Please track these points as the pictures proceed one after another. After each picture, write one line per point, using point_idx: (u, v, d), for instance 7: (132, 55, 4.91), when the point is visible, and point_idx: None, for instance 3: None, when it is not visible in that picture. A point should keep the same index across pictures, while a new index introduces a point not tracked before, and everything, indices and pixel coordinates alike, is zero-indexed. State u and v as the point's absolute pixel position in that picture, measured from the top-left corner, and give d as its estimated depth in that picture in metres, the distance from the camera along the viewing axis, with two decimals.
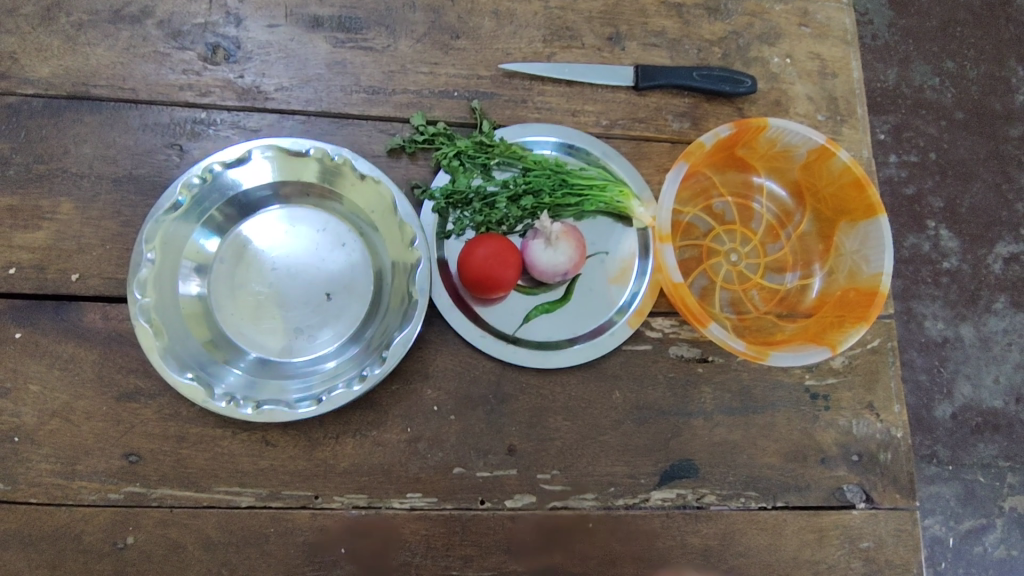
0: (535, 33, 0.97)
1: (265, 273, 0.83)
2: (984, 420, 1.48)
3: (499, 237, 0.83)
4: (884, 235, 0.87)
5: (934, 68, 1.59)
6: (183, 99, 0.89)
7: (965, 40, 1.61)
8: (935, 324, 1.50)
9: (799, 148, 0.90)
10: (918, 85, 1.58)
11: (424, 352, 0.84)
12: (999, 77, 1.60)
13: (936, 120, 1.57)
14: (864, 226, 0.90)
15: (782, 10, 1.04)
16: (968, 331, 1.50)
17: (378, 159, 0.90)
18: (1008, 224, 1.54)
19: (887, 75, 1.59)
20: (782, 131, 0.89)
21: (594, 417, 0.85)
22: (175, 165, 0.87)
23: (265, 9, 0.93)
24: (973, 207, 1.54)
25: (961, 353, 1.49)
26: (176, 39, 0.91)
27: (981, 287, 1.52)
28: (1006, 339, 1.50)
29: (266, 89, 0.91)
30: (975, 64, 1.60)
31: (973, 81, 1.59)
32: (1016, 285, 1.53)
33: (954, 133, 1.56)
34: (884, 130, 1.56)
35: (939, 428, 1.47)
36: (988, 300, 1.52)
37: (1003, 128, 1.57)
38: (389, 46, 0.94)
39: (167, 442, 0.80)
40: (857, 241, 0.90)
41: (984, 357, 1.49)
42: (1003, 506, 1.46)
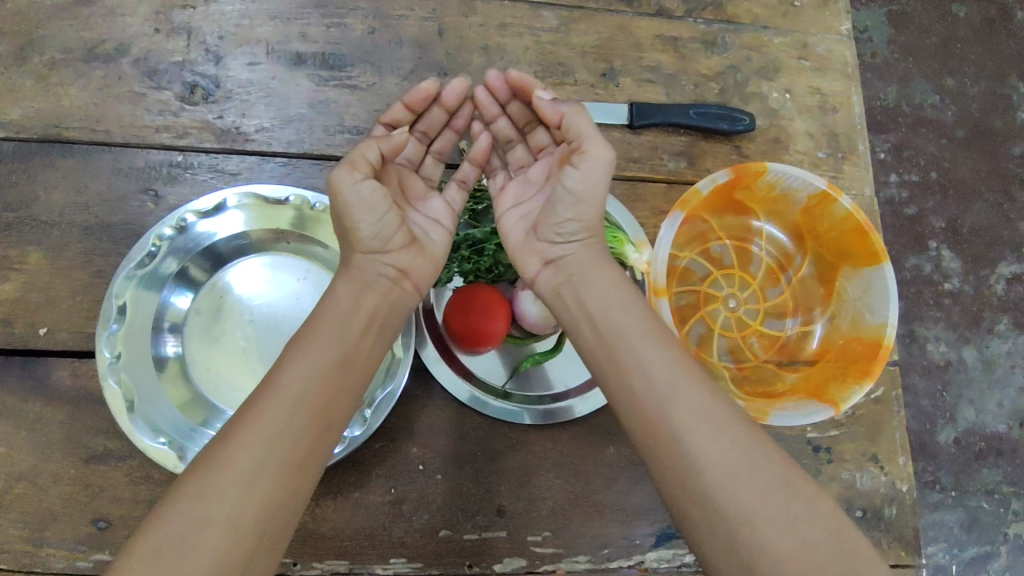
0: (526, 69, 0.94)
1: (242, 326, 0.81)
2: (988, 445, 1.39)
3: (487, 288, 0.79)
4: (889, 285, 0.83)
5: (936, 85, 1.52)
6: (159, 141, 0.86)
7: (967, 57, 1.55)
8: (936, 347, 1.42)
9: (799, 193, 0.87)
10: (919, 103, 1.52)
11: (409, 408, 0.80)
12: (1001, 95, 1.53)
13: (937, 139, 1.50)
14: (866, 273, 0.86)
15: (781, 42, 1.01)
16: (970, 354, 1.42)
17: None
18: (1009, 243, 1.47)
19: (887, 93, 1.52)
20: (781, 175, 0.85)
21: (588, 474, 0.81)
22: (150, 212, 0.84)
23: (245, 46, 0.90)
24: (973, 227, 1.47)
25: (965, 377, 1.41)
26: (152, 78, 0.88)
27: (984, 309, 1.45)
28: (1010, 361, 1.43)
29: (246, 130, 0.87)
30: (977, 81, 1.53)
31: (974, 100, 1.52)
32: (1019, 306, 1.46)
33: (955, 152, 1.49)
34: (885, 148, 1.50)
35: (942, 454, 1.37)
36: (991, 321, 1.45)
37: (1004, 146, 1.51)
38: (375, 84, 0.90)
39: (138, 507, 0.76)
40: (859, 288, 0.87)
41: (988, 381, 1.42)
42: (1007, 532, 1.36)
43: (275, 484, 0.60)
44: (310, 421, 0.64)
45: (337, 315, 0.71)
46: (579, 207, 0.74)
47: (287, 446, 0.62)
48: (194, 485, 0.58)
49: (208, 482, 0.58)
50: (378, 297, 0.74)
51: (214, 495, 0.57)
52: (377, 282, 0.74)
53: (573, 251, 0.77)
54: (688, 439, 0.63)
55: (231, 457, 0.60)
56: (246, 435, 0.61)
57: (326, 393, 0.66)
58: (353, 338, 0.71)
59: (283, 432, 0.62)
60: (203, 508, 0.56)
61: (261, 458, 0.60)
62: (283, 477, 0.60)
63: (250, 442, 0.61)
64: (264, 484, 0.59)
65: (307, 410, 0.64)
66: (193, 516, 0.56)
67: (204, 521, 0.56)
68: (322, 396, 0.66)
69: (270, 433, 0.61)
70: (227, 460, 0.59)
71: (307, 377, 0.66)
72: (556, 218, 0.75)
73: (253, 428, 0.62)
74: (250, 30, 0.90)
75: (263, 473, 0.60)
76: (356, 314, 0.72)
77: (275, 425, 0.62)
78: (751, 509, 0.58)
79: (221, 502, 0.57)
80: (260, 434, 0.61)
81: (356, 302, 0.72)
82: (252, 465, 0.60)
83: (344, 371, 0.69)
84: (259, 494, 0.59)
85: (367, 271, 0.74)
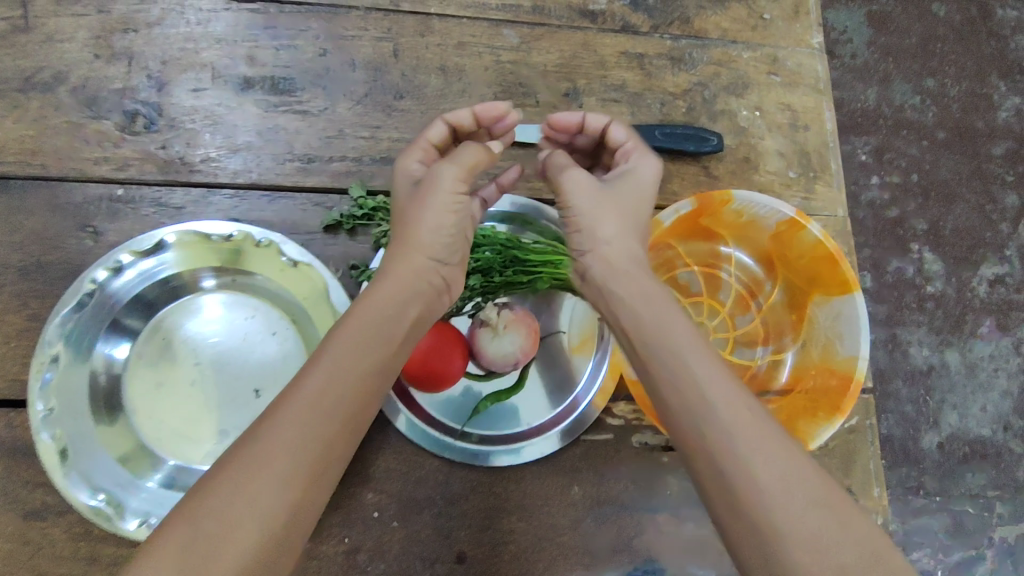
0: (486, 90, 0.91)
1: (185, 369, 0.77)
2: (971, 448, 1.30)
3: (442, 328, 0.76)
4: (860, 316, 0.80)
5: (916, 85, 1.44)
6: (98, 174, 0.81)
7: (948, 57, 1.46)
8: (920, 349, 1.33)
9: (768, 219, 0.83)
10: (899, 104, 1.43)
11: (364, 453, 0.77)
12: (981, 94, 1.46)
13: (918, 140, 1.42)
14: (836, 303, 0.83)
15: (751, 57, 0.98)
16: (954, 358, 1.33)
17: (313, 236, 0.83)
18: (992, 245, 1.40)
19: (867, 95, 1.42)
20: (748, 202, 0.82)
21: (551, 516, 0.79)
22: (89, 249, 0.80)
23: (190, 71, 0.86)
24: (956, 228, 1.40)
25: (948, 381, 1.32)
26: (91, 108, 0.83)
27: (966, 312, 1.36)
28: (993, 365, 1.35)
29: (192, 160, 0.83)
30: (956, 83, 1.46)
31: (954, 100, 1.45)
32: (1001, 308, 1.38)
33: (937, 154, 1.42)
34: (866, 151, 1.40)
35: (925, 459, 1.28)
36: (974, 324, 1.36)
37: (985, 146, 1.44)
38: (326, 109, 0.87)
39: (78, 564, 0.72)
40: (829, 317, 0.84)
41: (970, 385, 1.33)
42: (992, 537, 1.26)
43: (307, 494, 0.55)
44: (346, 427, 0.58)
45: (380, 316, 0.64)
46: (633, 189, 0.72)
47: (322, 454, 0.56)
48: (220, 489, 0.53)
49: (235, 485, 0.53)
50: (420, 303, 0.68)
51: (242, 499, 0.53)
52: (428, 289, 0.69)
53: (626, 233, 0.69)
54: (730, 454, 0.55)
55: (261, 461, 0.54)
56: (275, 437, 0.55)
57: (365, 399, 0.60)
58: (398, 339, 0.64)
59: (317, 435, 0.56)
60: (225, 509, 0.52)
61: (294, 462, 0.55)
62: (316, 487, 0.56)
63: (283, 444, 0.55)
64: (295, 491, 0.54)
65: (344, 413, 0.58)
66: (217, 520, 0.52)
67: (232, 525, 0.52)
68: (361, 400, 0.60)
69: (304, 438, 0.56)
70: (253, 463, 0.54)
71: (344, 376, 0.59)
72: (616, 197, 0.70)
73: (284, 428, 0.56)
74: (195, 54, 0.86)
75: (293, 480, 0.54)
76: (398, 320, 0.65)
77: (310, 428, 0.56)
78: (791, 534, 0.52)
79: (249, 508, 0.52)
80: (290, 435, 0.55)
81: (400, 301, 0.66)
82: (284, 471, 0.54)
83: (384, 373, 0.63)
84: (288, 500, 0.54)
85: (418, 277, 0.68)
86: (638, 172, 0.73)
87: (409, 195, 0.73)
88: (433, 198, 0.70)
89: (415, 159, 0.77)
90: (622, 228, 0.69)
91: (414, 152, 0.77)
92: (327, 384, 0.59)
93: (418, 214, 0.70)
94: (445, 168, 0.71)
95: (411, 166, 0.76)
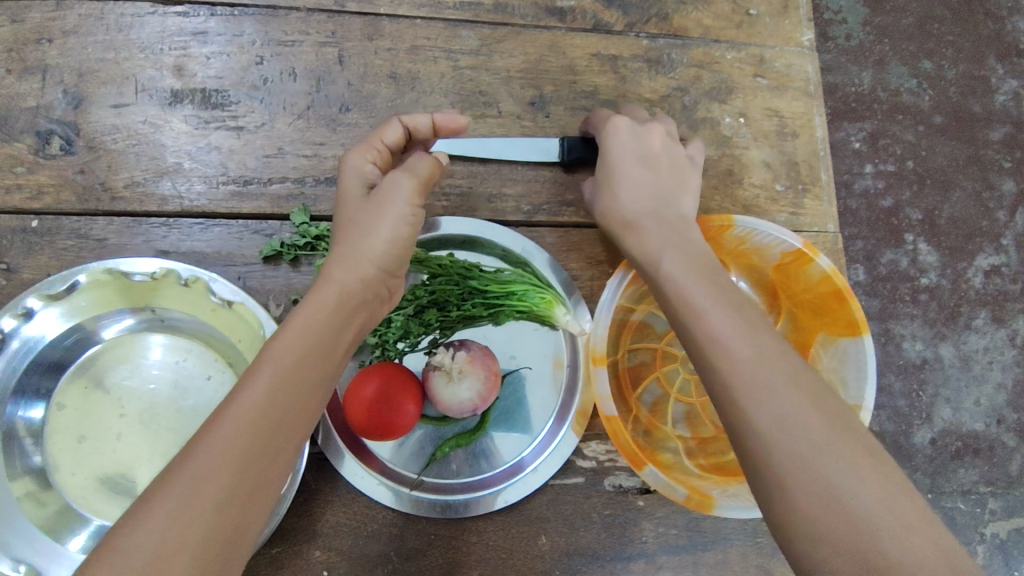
0: (442, 100, 0.82)
1: (114, 419, 0.70)
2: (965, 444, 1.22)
3: (390, 371, 0.68)
4: (868, 362, 0.72)
5: (911, 69, 1.32)
6: (10, 203, 0.74)
7: (944, 39, 1.36)
8: (912, 345, 1.24)
9: (773, 249, 0.75)
10: (893, 89, 1.31)
11: (311, 507, 0.71)
12: (978, 76, 1.36)
13: (915, 125, 1.29)
14: (844, 344, 0.75)
15: (734, 58, 0.90)
16: (948, 351, 1.25)
17: (252, 268, 0.75)
18: (989, 235, 1.30)
19: (861, 79, 1.32)
20: (753, 230, 0.73)
21: (516, 570, 0.73)
22: (1, 289, 0.72)
23: (110, 85, 0.77)
24: (952, 218, 1.29)
25: (941, 375, 1.24)
26: (0, 129, 0.75)
27: (961, 305, 1.26)
28: (988, 357, 1.26)
29: (115, 185, 0.75)
30: (954, 64, 1.35)
31: (951, 83, 1.34)
32: (998, 301, 1.28)
33: (933, 139, 1.30)
34: (859, 138, 1.31)
35: (917, 456, 1.19)
36: (969, 316, 1.26)
37: (983, 131, 1.33)
38: (265, 125, 0.78)
39: None
40: (834, 359, 0.76)
41: (965, 376, 1.24)
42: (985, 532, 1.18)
43: (247, 519, 0.47)
44: (291, 444, 0.51)
45: (328, 321, 0.57)
46: (619, 155, 0.72)
47: (264, 474, 0.49)
48: (151, 515, 0.44)
49: (168, 510, 0.44)
50: (366, 313, 0.61)
51: (176, 526, 0.44)
52: (375, 297, 0.62)
53: (611, 199, 0.72)
54: (799, 451, 0.49)
55: (199, 482, 0.46)
56: (214, 454, 0.47)
57: (308, 412, 0.53)
58: (342, 346, 0.58)
59: (261, 453, 0.49)
60: (156, 539, 0.43)
61: (236, 483, 0.47)
62: (258, 509, 0.48)
63: (221, 461, 0.47)
64: (236, 516, 0.46)
65: (287, 426, 0.51)
66: (147, 550, 0.43)
67: (165, 558, 0.43)
68: (304, 413, 0.53)
69: (248, 454, 0.48)
70: (190, 483, 0.46)
71: (288, 385, 0.52)
72: (604, 168, 0.73)
73: (222, 444, 0.47)
74: (116, 65, 0.78)
75: (235, 504, 0.47)
76: (345, 328, 0.58)
77: (255, 443, 0.48)
78: (865, 541, 0.46)
79: (185, 539, 0.44)
80: (229, 452, 0.47)
81: (351, 307, 0.59)
82: (224, 494, 0.46)
83: (326, 382, 0.56)
84: (228, 526, 0.46)
85: (370, 286, 0.61)
86: (616, 133, 0.73)
87: (361, 201, 0.65)
88: (393, 211, 0.63)
89: (367, 160, 0.68)
90: (608, 196, 0.72)
91: (365, 153, 0.69)
92: (270, 393, 0.51)
93: (371, 225, 0.62)
94: (400, 179, 0.64)
95: (363, 165, 0.68)
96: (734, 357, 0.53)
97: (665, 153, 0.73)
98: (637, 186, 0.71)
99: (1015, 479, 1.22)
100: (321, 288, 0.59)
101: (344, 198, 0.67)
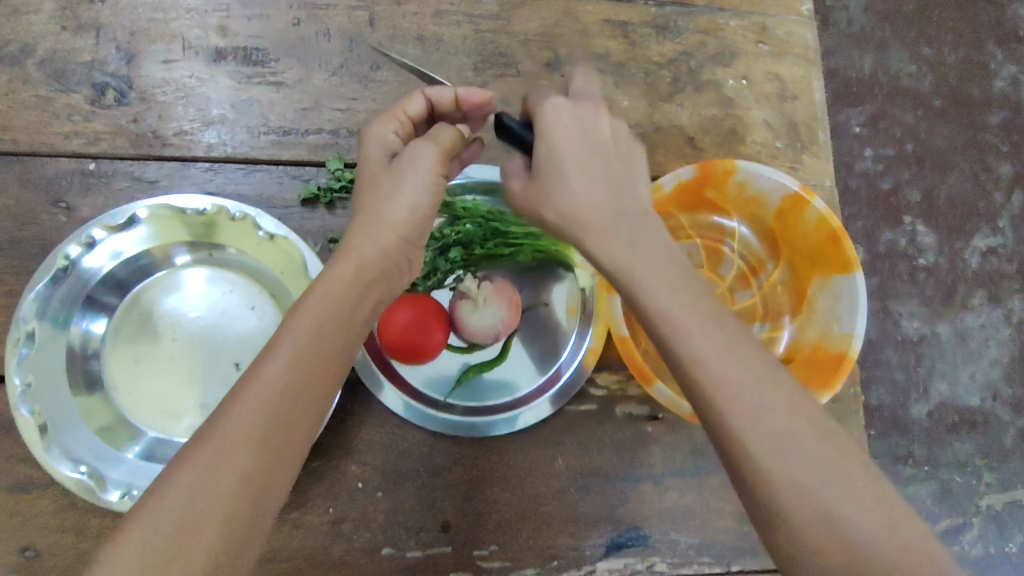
0: (465, 60, 0.88)
1: (166, 344, 0.77)
2: (961, 418, 1.27)
3: (420, 300, 0.75)
4: (859, 295, 0.77)
5: (912, 53, 1.39)
6: (69, 148, 0.80)
7: (944, 24, 1.42)
8: (909, 322, 1.29)
9: (771, 194, 0.81)
10: (895, 72, 1.38)
11: (348, 425, 0.78)
12: (977, 62, 1.42)
13: (913, 109, 1.37)
14: (837, 283, 0.80)
15: (738, 25, 0.95)
16: (944, 328, 1.28)
17: (292, 210, 0.82)
18: (984, 216, 1.35)
19: (862, 62, 1.38)
20: (752, 175, 0.80)
21: (534, 487, 0.79)
22: (62, 225, 0.79)
23: (160, 43, 0.84)
24: (950, 198, 1.34)
25: (938, 351, 1.29)
26: (59, 80, 0.81)
27: (958, 283, 1.31)
28: (983, 335, 1.30)
29: (165, 133, 0.82)
30: (952, 50, 1.41)
31: (951, 68, 1.40)
32: (994, 281, 1.33)
33: (931, 122, 1.36)
34: (859, 120, 1.36)
35: (913, 428, 1.25)
36: (965, 295, 1.31)
37: (981, 114, 1.39)
38: (302, 81, 0.85)
39: (66, 535, 0.75)
40: (830, 298, 0.81)
41: (963, 355, 1.28)
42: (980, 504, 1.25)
43: (267, 484, 0.51)
44: (308, 413, 0.54)
45: (342, 295, 0.58)
46: (554, 140, 0.60)
47: (281, 444, 0.52)
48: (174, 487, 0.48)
49: (190, 483, 0.48)
50: (384, 283, 0.63)
51: (200, 495, 0.48)
52: (393, 269, 0.64)
53: (569, 193, 0.59)
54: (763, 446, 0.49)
55: (219, 455, 0.50)
56: (233, 428, 0.51)
57: (328, 381, 0.56)
58: (360, 316, 0.60)
59: (276, 425, 0.52)
60: (183, 506, 0.48)
61: (253, 455, 0.50)
62: (277, 477, 0.52)
63: (239, 435, 0.50)
64: (256, 481, 0.50)
65: (302, 395, 0.54)
66: (178, 513, 0.47)
67: (193, 522, 0.47)
68: (319, 385, 0.55)
69: (264, 426, 0.51)
70: (210, 457, 0.49)
71: (302, 359, 0.54)
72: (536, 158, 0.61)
73: (238, 421, 0.51)
74: (164, 25, 0.84)
75: (256, 470, 0.50)
76: (360, 301, 0.60)
77: (271, 415, 0.52)
78: (833, 534, 0.47)
79: (210, 505, 0.48)
80: (246, 426, 0.51)
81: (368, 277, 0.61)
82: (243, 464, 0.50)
83: (343, 351, 0.58)
84: (247, 492, 0.49)
85: (389, 256, 0.63)
86: (559, 120, 0.60)
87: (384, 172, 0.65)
88: (415, 177, 0.64)
89: (389, 130, 0.69)
90: (561, 187, 0.59)
91: (388, 122, 0.69)
92: (283, 366, 0.53)
93: (391, 196, 0.63)
94: (423, 147, 0.65)
95: (387, 138, 0.68)
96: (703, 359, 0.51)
97: (614, 138, 0.62)
98: (595, 174, 0.59)
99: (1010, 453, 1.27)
100: (337, 261, 0.61)
101: (367, 169, 0.67)
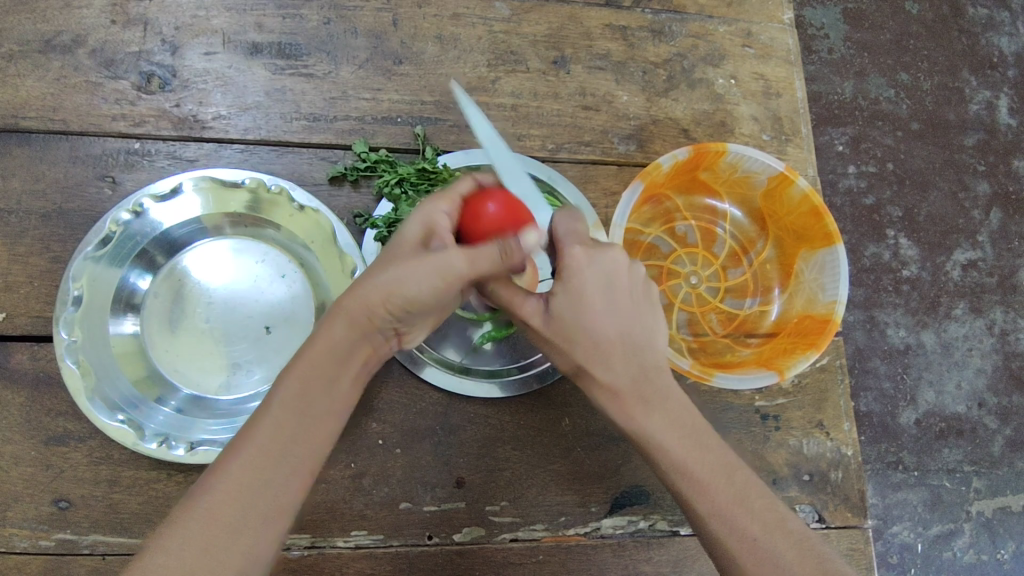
0: (480, 57, 0.96)
1: (202, 307, 0.82)
2: (948, 425, 1.34)
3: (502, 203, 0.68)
4: (841, 265, 0.87)
5: (890, 80, 1.45)
6: (115, 129, 0.87)
7: (921, 54, 1.47)
8: (897, 331, 1.36)
9: (759, 174, 0.90)
10: (874, 97, 1.43)
11: (369, 385, 0.83)
12: (953, 88, 1.47)
13: (893, 131, 1.42)
14: (821, 254, 0.90)
15: (726, 31, 1.04)
16: (929, 337, 1.36)
17: (319, 188, 0.88)
18: (966, 231, 1.41)
19: (844, 88, 1.43)
20: (743, 157, 0.89)
21: (544, 445, 0.84)
22: (107, 198, 0.85)
23: (201, 37, 0.92)
24: (931, 216, 1.41)
25: (926, 360, 1.36)
26: (108, 68, 0.89)
27: (941, 294, 1.38)
28: (968, 345, 1.37)
29: (203, 118, 0.89)
30: (929, 76, 1.46)
31: (928, 93, 1.45)
32: (976, 292, 1.40)
33: (911, 145, 1.42)
34: (843, 142, 1.41)
35: (904, 435, 1.33)
36: (948, 306, 1.38)
37: (958, 138, 1.44)
38: (330, 73, 0.93)
39: (98, 487, 0.78)
40: (814, 270, 0.91)
41: (946, 363, 1.36)
42: (970, 510, 1.33)
43: (259, 546, 0.57)
44: (301, 470, 0.61)
45: (329, 360, 0.63)
46: (593, 295, 0.64)
47: (278, 489, 0.59)
48: (174, 543, 0.55)
49: (188, 538, 0.55)
50: (370, 347, 0.66)
51: (197, 555, 0.55)
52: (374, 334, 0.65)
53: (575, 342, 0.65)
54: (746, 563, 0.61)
55: (215, 512, 0.57)
56: (229, 481, 0.58)
57: (318, 437, 0.62)
58: (350, 372, 0.64)
59: (258, 496, 0.58)
60: (192, 548, 0.55)
61: (250, 505, 0.58)
62: (269, 537, 0.58)
63: (226, 499, 0.57)
64: (250, 539, 0.57)
65: (297, 448, 0.61)
66: (188, 555, 0.55)
67: (200, 554, 0.55)
68: (312, 443, 0.61)
69: (252, 491, 0.58)
70: (218, 495, 0.57)
71: (295, 416, 0.61)
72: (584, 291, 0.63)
73: (234, 481, 0.58)
74: (206, 21, 0.92)
75: (247, 530, 0.57)
76: (347, 363, 0.64)
77: (260, 475, 0.59)
78: None
79: (202, 564, 0.55)
80: (234, 493, 0.58)
81: (350, 343, 0.63)
82: (231, 528, 0.56)
83: (336, 409, 0.64)
84: (245, 556, 0.56)
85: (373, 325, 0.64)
86: (556, 303, 0.64)
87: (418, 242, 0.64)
88: (427, 276, 0.61)
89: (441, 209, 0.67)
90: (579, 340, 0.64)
91: (441, 202, 0.67)
92: (271, 434, 0.60)
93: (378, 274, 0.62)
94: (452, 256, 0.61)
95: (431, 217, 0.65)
96: (681, 473, 0.64)
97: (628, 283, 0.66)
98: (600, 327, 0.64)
99: (998, 461, 1.34)
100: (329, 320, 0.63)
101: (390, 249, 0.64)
